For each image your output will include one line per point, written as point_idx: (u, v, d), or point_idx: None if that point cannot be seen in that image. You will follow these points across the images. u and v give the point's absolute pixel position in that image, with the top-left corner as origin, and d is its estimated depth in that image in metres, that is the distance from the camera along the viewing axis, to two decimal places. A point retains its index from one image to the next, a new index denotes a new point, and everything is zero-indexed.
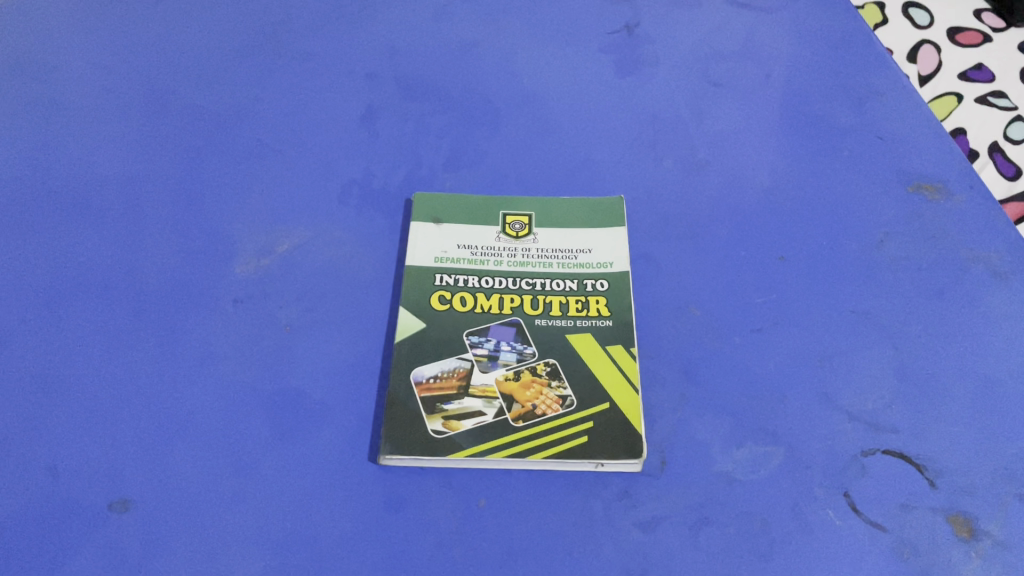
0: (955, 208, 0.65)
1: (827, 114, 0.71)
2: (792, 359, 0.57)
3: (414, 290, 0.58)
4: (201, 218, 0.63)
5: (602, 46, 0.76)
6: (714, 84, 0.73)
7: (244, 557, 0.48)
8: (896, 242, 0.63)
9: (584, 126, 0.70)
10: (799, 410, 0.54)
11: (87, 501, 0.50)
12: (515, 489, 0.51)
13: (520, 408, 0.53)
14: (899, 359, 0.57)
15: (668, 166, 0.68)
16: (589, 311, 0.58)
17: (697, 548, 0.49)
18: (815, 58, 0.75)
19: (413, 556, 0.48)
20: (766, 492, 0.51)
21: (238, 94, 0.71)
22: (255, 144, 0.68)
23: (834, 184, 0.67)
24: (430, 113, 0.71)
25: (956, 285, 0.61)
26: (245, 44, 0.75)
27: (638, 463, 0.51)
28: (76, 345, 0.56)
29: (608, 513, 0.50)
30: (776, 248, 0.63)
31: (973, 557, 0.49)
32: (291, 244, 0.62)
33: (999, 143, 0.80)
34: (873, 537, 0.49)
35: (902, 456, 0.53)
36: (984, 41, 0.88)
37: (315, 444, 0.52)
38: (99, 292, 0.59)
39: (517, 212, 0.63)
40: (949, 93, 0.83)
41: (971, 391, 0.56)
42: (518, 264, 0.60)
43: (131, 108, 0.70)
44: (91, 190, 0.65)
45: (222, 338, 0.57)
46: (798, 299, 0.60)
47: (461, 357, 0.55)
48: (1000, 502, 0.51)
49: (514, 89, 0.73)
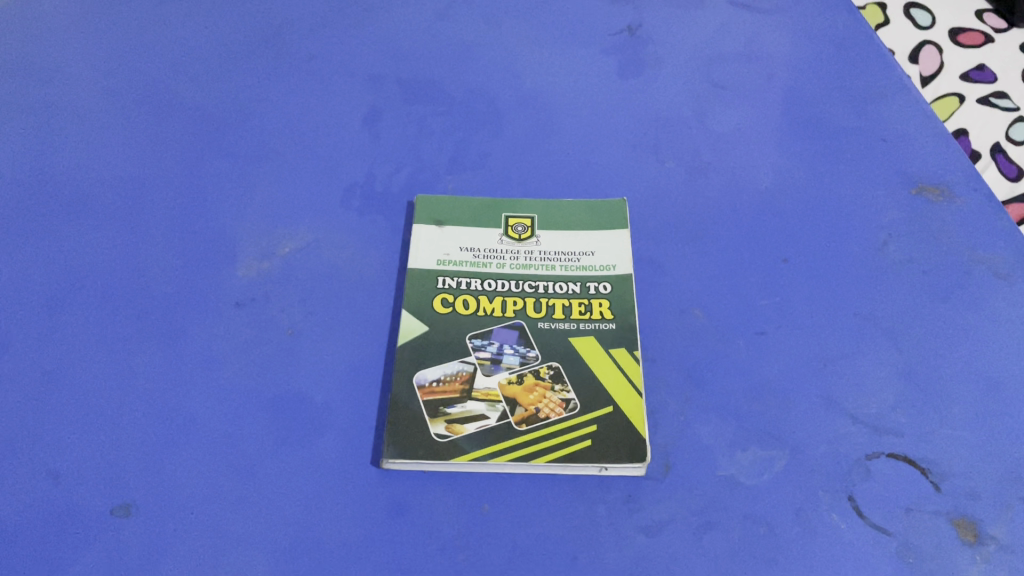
0: (958, 210, 0.65)
1: (829, 116, 0.71)
2: (796, 362, 0.56)
3: (416, 293, 0.58)
4: (201, 220, 0.63)
5: (603, 48, 0.76)
6: (716, 86, 0.73)
7: (247, 563, 0.48)
8: (898, 245, 0.63)
9: (586, 128, 0.70)
10: (803, 413, 0.54)
11: (89, 505, 0.49)
12: (519, 493, 0.51)
13: (524, 411, 0.53)
14: (903, 363, 0.57)
15: (671, 168, 0.67)
16: (592, 314, 0.57)
17: (702, 551, 0.49)
18: (816, 60, 0.75)
19: (417, 561, 0.48)
20: (770, 496, 0.51)
21: (238, 96, 0.71)
22: (255, 146, 0.68)
23: (836, 186, 0.66)
24: (431, 115, 0.70)
25: (960, 288, 0.61)
26: (245, 46, 0.75)
27: (643, 467, 0.51)
28: (77, 348, 0.56)
29: (612, 517, 0.50)
30: (779, 251, 0.62)
31: (978, 561, 0.49)
32: (293, 246, 0.62)
33: (1001, 144, 0.80)
34: (878, 541, 0.49)
35: (907, 460, 0.53)
36: (986, 42, 0.88)
37: (317, 448, 0.52)
38: (100, 295, 0.59)
39: (519, 214, 0.63)
40: (950, 94, 0.84)
41: (976, 394, 0.55)
42: (521, 266, 0.60)
43: (131, 110, 0.70)
44: (91, 192, 0.64)
45: (223, 341, 0.57)
46: (801, 302, 0.60)
47: (464, 360, 0.55)
48: (1005, 506, 0.51)
49: (516, 90, 0.73)
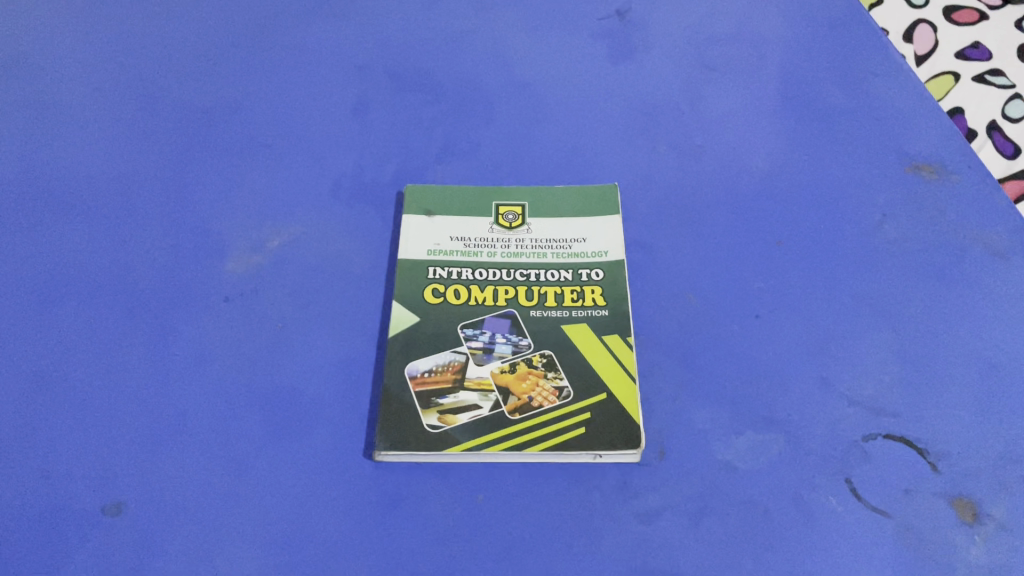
0: (952, 189, 0.64)
1: (823, 97, 0.70)
2: (792, 346, 0.56)
3: (407, 283, 0.58)
4: (189, 213, 0.62)
5: (593, 34, 0.75)
6: (707, 70, 0.72)
7: (240, 556, 0.47)
8: (894, 225, 0.62)
9: (576, 114, 0.69)
10: (798, 397, 0.54)
11: (79, 504, 0.49)
12: (514, 483, 0.50)
13: (518, 400, 0.52)
14: (899, 344, 0.56)
15: (663, 153, 0.67)
16: (585, 301, 0.57)
17: (700, 537, 0.48)
18: (809, 41, 0.74)
19: (411, 555, 0.48)
20: (767, 480, 0.50)
21: (224, 89, 0.70)
22: (243, 138, 0.67)
23: (830, 167, 0.66)
24: (420, 105, 0.70)
25: (956, 268, 0.60)
26: (230, 40, 0.74)
27: (638, 453, 0.50)
28: (67, 346, 0.56)
29: (608, 505, 0.50)
30: (773, 233, 0.62)
31: (977, 542, 0.48)
32: (281, 238, 0.61)
33: (997, 122, 0.78)
34: (877, 523, 0.49)
35: (904, 440, 0.52)
36: (980, 20, 0.86)
37: (310, 440, 0.52)
38: (89, 292, 0.58)
39: (510, 202, 0.62)
40: (946, 73, 0.82)
41: (972, 374, 0.55)
42: (512, 254, 0.60)
43: (119, 105, 0.69)
44: (77, 188, 0.64)
45: (214, 336, 0.56)
46: (796, 285, 0.59)
47: (456, 350, 0.54)
48: (1004, 486, 0.50)
49: (504, 78, 0.72)
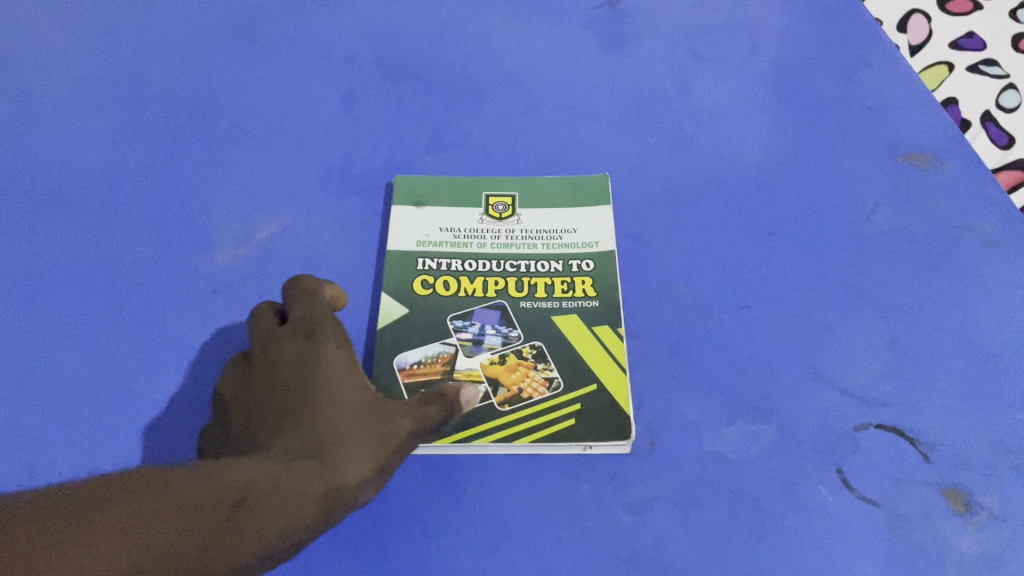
0: (944, 179, 0.64)
1: (815, 87, 0.70)
2: (783, 336, 0.56)
3: (395, 275, 0.57)
4: (176, 206, 0.62)
5: (584, 24, 0.74)
6: (698, 59, 0.72)
7: None
8: (886, 215, 0.62)
9: (566, 105, 0.69)
10: (789, 387, 0.53)
11: None
12: (504, 475, 0.50)
13: (507, 391, 0.52)
14: (891, 334, 0.56)
15: (654, 143, 0.66)
16: (575, 292, 0.57)
17: (690, 528, 0.48)
18: (801, 31, 0.74)
19: (399, 546, 0.47)
20: (757, 470, 0.50)
21: (212, 81, 0.70)
22: (230, 130, 0.67)
23: (823, 157, 0.65)
24: (410, 95, 0.69)
25: (948, 258, 0.60)
26: (217, 31, 0.73)
27: (627, 444, 0.50)
28: (52, 339, 0.55)
29: (598, 496, 0.49)
30: (764, 223, 0.61)
31: (967, 531, 0.48)
32: (269, 230, 0.61)
33: (991, 112, 0.78)
34: (867, 513, 0.49)
35: (895, 430, 0.52)
36: (975, 9, 0.86)
37: None
38: (74, 286, 0.58)
39: (500, 193, 0.62)
40: (940, 63, 0.82)
41: (964, 364, 0.55)
42: (502, 245, 0.59)
43: (106, 97, 0.68)
44: (63, 181, 0.63)
45: (201, 329, 0.56)
46: (787, 275, 0.59)
47: (445, 341, 0.54)
48: (995, 475, 0.50)
49: (494, 69, 0.71)
